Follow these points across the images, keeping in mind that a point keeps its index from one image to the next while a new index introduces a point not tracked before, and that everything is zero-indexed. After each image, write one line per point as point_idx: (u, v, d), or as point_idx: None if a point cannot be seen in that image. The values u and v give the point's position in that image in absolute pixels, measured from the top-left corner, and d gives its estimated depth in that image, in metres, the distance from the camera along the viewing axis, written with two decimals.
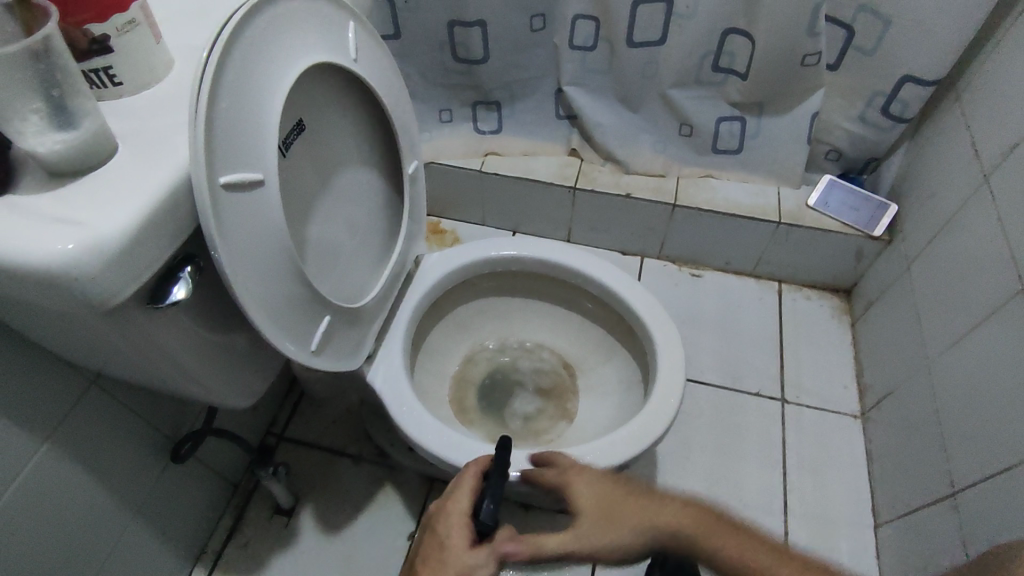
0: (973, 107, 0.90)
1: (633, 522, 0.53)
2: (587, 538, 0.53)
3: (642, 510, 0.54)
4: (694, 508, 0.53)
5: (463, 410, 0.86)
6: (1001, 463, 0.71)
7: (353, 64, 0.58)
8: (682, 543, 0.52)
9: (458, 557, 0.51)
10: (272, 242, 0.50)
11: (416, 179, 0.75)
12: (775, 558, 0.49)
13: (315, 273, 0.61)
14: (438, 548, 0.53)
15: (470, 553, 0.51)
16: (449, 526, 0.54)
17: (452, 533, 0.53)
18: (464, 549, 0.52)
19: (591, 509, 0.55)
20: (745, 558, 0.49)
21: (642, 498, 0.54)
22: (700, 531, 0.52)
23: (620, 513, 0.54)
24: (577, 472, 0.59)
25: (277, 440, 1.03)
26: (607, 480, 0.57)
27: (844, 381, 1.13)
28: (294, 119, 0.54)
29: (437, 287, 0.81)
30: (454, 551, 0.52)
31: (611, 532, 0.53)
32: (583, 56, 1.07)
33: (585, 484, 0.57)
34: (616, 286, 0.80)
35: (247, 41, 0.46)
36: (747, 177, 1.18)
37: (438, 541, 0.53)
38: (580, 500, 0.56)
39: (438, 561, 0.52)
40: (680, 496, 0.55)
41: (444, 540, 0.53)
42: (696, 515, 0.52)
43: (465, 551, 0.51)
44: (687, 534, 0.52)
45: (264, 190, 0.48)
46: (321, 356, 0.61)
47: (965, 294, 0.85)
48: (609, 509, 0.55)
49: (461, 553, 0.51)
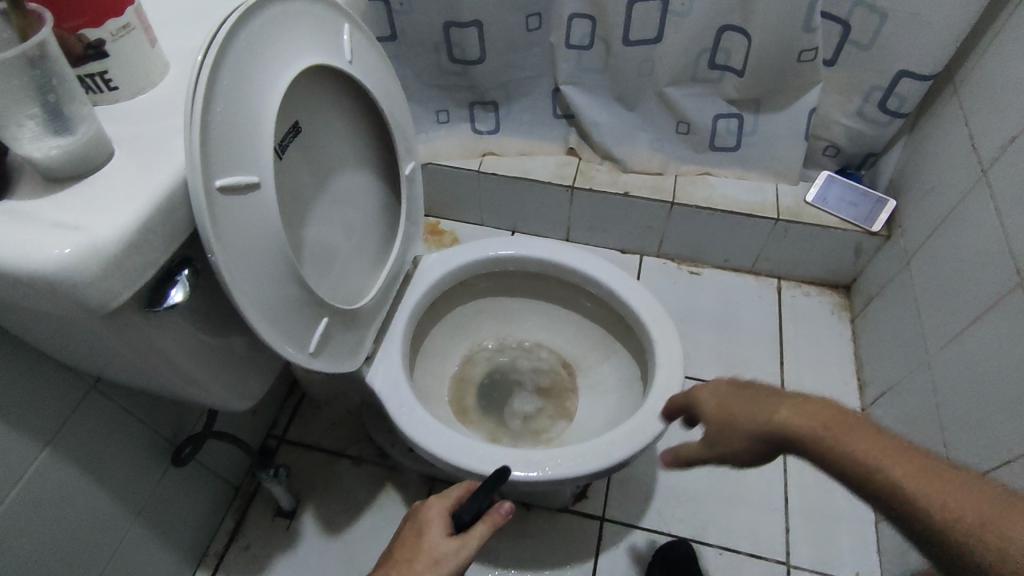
0: (970, 100, 0.90)
1: (748, 429, 0.51)
2: (715, 447, 0.54)
3: (755, 413, 0.51)
4: (814, 406, 0.49)
5: (463, 410, 0.86)
6: (1003, 457, 0.71)
7: (349, 66, 0.59)
8: (803, 446, 0.48)
9: (433, 547, 0.57)
10: (269, 244, 0.50)
11: (413, 180, 0.75)
12: (908, 464, 0.44)
13: (312, 275, 0.61)
14: (415, 539, 0.59)
15: (443, 544, 0.57)
16: (427, 520, 0.60)
17: (429, 525, 0.59)
18: (439, 539, 0.58)
19: (713, 417, 0.54)
20: (870, 463, 0.45)
21: (756, 401, 0.52)
22: (818, 432, 0.47)
23: (734, 418, 0.52)
24: (701, 385, 0.58)
25: (278, 442, 1.04)
26: (727, 385, 0.55)
27: (845, 376, 1.13)
28: (290, 122, 0.54)
29: (435, 287, 0.81)
30: (430, 541, 0.58)
31: (731, 441, 0.52)
32: (579, 55, 1.07)
33: (707, 394, 0.56)
34: (615, 285, 0.80)
35: (241, 44, 0.46)
36: (745, 173, 1.18)
37: (416, 533, 0.59)
38: (706, 409, 0.56)
39: (414, 550, 0.57)
40: (806, 395, 0.50)
41: (423, 532, 0.59)
42: (814, 415, 0.48)
43: (440, 541, 0.57)
44: (806, 436, 0.48)
45: (261, 192, 0.48)
46: (319, 358, 0.62)
47: (965, 288, 0.85)
48: (727, 415, 0.53)
49: (436, 543, 0.57)
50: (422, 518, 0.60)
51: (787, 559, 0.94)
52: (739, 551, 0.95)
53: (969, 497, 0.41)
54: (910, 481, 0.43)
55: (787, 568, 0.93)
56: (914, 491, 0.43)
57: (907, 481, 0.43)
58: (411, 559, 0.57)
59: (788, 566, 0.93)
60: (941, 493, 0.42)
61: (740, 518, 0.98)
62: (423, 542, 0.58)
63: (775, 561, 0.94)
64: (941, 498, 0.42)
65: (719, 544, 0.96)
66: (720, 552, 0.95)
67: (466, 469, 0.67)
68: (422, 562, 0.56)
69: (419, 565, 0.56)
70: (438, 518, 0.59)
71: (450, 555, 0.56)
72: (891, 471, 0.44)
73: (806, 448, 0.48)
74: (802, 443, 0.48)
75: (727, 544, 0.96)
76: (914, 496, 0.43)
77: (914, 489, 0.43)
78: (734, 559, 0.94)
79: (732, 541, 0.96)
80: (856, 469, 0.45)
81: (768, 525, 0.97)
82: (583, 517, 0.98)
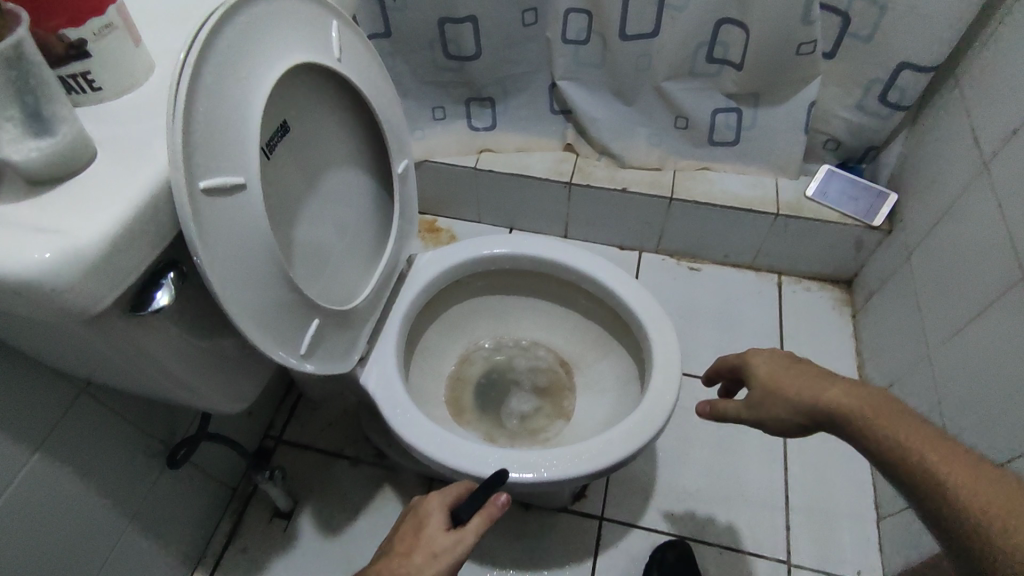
0: (972, 92, 0.89)
1: (795, 396, 0.54)
2: (755, 408, 0.57)
3: (808, 386, 0.54)
4: (866, 389, 0.51)
5: (459, 410, 0.85)
6: (1004, 455, 0.70)
7: (338, 64, 0.58)
8: (844, 419, 0.51)
9: (431, 542, 0.56)
10: (257, 246, 0.49)
11: (406, 178, 0.74)
12: (942, 449, 0.45)
13: (302, 276, 0.60)
14: (414, 533, 0.58)
15: (441, 539, 0.56)
16: (427, 514, 0.59)
17: (428, 519, 0.58)
18: (437, 533, 0.57)
19: (763, 382, 0.57)
20: (906, 440, 0.47)
21: (809, 375, 0.55)
22: (865, 408, 0.50)
23: (784, 386, 0.55)
24: (756, 352, 0.60)
25: (275, 443, 1.03)
26: (785, 358, 0.58)
27: (846, 372, 1.13)
28: (277, 122, 0.53)
29: (430, 287, 0.80)
30: (428, 536, 0.57)
31: (774, 404, 0.56)
32: (576, 50, 1.05)
33: (761, 360, 0.59)
34: (612, 282, 0.80)
35: (225, 43, 0.45)
36: (744, 168, 1.17)
37: (415, 527, 0.58)
38: (756, 374, 0.58)
39: (412, 545, 0.57)
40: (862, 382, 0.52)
41: (422, 527, 0.58)
42: (864, 394, 0.51)
43: (438, 536, 0.57)
44: (850, 412, 0.50)
45: (247, 194, 0.47)
46: (310, 360, 0.61)
47: (967, 283, 0.84)
48: (778, 381, 0.56)
49: (434, 537, 0.56)
50: (421, 512, 0.59)
51: (787, 558, 0.93)
52: (739, 550, 0.94)
53: (996, 485, 0.42)
54: (939, 461, 0.44)
55: (787, 567, 0.93)
56: (939, 469, 0.44)
57: (936, 461, 0.44)
58: (408, 553, 0.56)
59: (788, 564, 0.93)
60: (967, 475, 0.43)
61: (740, 517, 0.97)
62: (421, 536, 0.57)
63: (775, 560, 0.93)
64: (966, 479, 0.43)
65: (719, 543, 0.95)
66: (720, 551, 0.94)
67: (461, 470, 0.67)
68: (420, 557, 0.55)
69: (417, 559, 0.55)
70: (437, 512, 0.58)
71: (448, 550, 0.56)
72: (923, 450, 0.45)
73: (846, 420, 0.51)
74: (843, 416, 0.51)
75: (726, 543, 0.95)
76: (939, 474, 0.44)
77: (940, 469, 0.44)
78: (734, 558, 0.94)
79: (731, 540, 0.95)
80: (890, 445, 0.47)
81: (768, 523, 0.97)
82: (581, 516, 0.97)
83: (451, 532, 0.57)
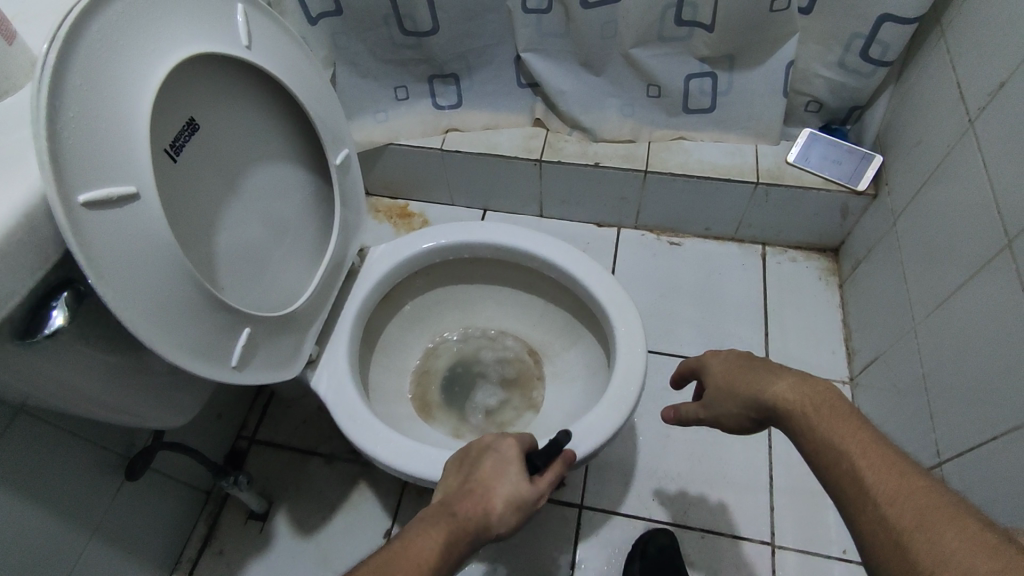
0: (957, 43, 0.83)
1: (743, 395, 0.59)
2: (710, 408, 0.63)
3: (756, 383, 0.58)
4: (813, 389, 0.54)
5: (425, 407, 0.82)
6: (988, 432, 0.67)
7: (247, 52, 0.53)
8: (789, 419, 0.55)
9: (512, 491, 0.54)
10: (162, 257, 0.45)
11: (348, 170, 0.70)
12: (875, 457, 0.47)
13: (229, 281, 0.56)
14: (489, 478, 0.55)
15: (523, 488, 0.54)
16: (504, 460, 0.56)
17: (505, 466, 0.55)
18: (517, 483, 0.54)
19: (716, 381, 0.63)
20: (842, 443, 0.49)
21: (760, 374, 0.59)
22: (807, 411, 0.53)
23: (734, 385, 0.60)
24: (712, 354, 0.66)
25: (248, 443, 1.01)
26: (739, 357, 0.63)
27: (832, 345, 1.09)
28: (182, 119, 0.49)
29: (384, 282, 0.77)
30: (508, 484, 0.54)
31: (726, 402, 0.61)
32: (538, 20, 0.99)
33: (717, 361, 0.64)
34: (572, 268, 0.76)
35: (94, 36, 0.41)
36: (722, 136, 1.11)
37: (489, 472, 0.55)
38: (711, 374, 0.64)
39: (490, 489, 0.54)
40: (806, 376, 0.56)
41: (499, 472, 0.55)
42: (808, 395, 0.54)
43: (518, 485, 0.54)
44: (793, 407, 0.54)
45: (141, 204, 0.44)
46: (245, 371, 0.58)
47: (951, 250, 0.79)
48: (727, 381, 0.61)
49: (515, 487, 0.54)
50: (498, 455, 0.56)
51: (772, 539, 0.91)
52: (721, 533, 0.92)
53: (919, 498, 0.43)
54: (869, 468, 0.46)
55: (771, 549, 0.90)
56: (867, 477, 0.46)
57: (866, 467, 0.47)
58: (486, 499, 0.53)
59: (772, 546, 0.91)
60: (894, 485, 0.45)
61: (722, 498, 0.95)
62: (499, 483, 0.54)
63: (757, 541, 0.91)
64: (892, 491, 0.44)
65: (701, 527, 0.93)
66: (702, 535, 0.92)
67: (416, 475, 0.64)
68: (501, 505, 0.53)
69: (498, 506, 0.53)
70: (516, 461, 0.56)
71: (527, 501, 0.54)
72: (856, 456, 0.48)
73: (791, 420, 0.54)
74: (788, 415, 0.55)
75: (709, 527, 0.93)
76: (868, 483, 0.46)
77: (870, 478, 0.46)
78: (717, 541, 0.92)
79: (714, 524, 0.93)
80: (826, 447, 0.50)
81: (752, 503, 0.94)
82: (560, 505, 0.95)
83: (530, 483, 0.55)
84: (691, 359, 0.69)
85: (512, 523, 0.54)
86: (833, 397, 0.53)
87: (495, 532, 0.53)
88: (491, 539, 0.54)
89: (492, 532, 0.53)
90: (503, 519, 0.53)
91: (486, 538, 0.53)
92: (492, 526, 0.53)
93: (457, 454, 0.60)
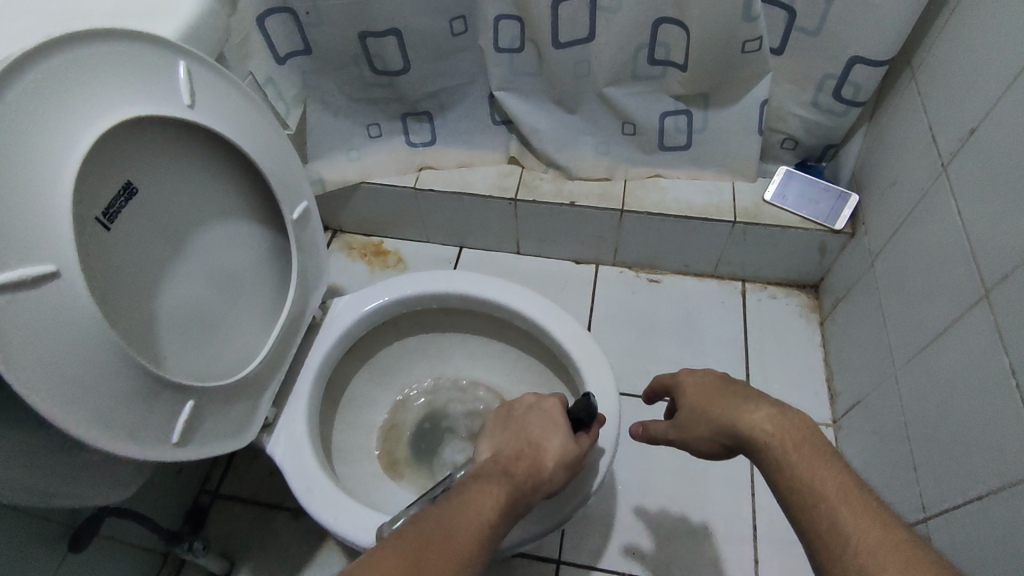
0: (928, 86, 0.82)
1: (716, 420, 0.56)
2: (680, 429, 0.60)
3: (732, 409, 0.55)
4: (792, 424, 0.52)
5: (393, 465, 0.78)
6: (973, 492, 0.64)
7: (189, 111, 0.50)
8: (760, 450, 0.52)
9: (560, 451, 0.57)
10: (85, 338, 0.42)
11: (306, 223, 0.66)
12: (856, 505, 0.45)
13: (172, 352, 0.53)
14: (537, 438, 0.58)
15: (570, 446, 0.58)
16: (549, 420, 0.60)
17: (550, 428, 0.59)
18: (565, 442, 0.58)
19: (690, 402, 0.60)
20: (819, 485, 0.47)
21: (737, 400, 0.56)
22: (783, 447, 0.50)
23: (709, 409, 0.58)
24: (689, 373, 0.63)
25: (210, 498, 0.97)
26: (717, 380, 0.60)
27: (814, 386, 1.07)
28: (117, 184, 0.47)
29: (347, 336, 0.73)
30: (555, 443, 0.58)
31: (698, 424, 0.58)
32: (511, 58, 0.98)
33: (693, 381, 0.62)
34: (544, 321, 0.73)
35: (11, 104, 0.39)
36: (699, 173, 1.10)
37: (536, 431, 0.59)
38: (686, 394, 0.61)
39: (540, 449, 0.57)
40: (785, 408, 0.53)
41: (545, 432, 0.59)
42: (787, 428, 0.51)
43: (565, 443, 0.58)
44: (767, 439, 0.52)
45: (63, 282, 0.40)
46: (189, 445, 0.54)
47: (928, 296, 0.78)
48: (702, 404, 0.59)
49: (563, 446, 0.57)
50: (543, 416, 0.60)
51: None
52: None
53: (900, 554, 0.41)
54: (850, 517, 0.44)
55: None
56: (847, 526, 0.43)
57: (847, 515, 0.44)
58: (537, 458, 0.57)
59: None
60: (874, 537, 0.42)
61: (705, 550, 0.92)
62: (548, 443, 0.58)
63: None
64: (874, 543, 0.42)
65: None
66: None
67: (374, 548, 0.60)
68: (552, 464, 0.56)
69: (548, 465, 0.56)
70: (560, 421, 0.59)
71: (574, 458, 0.58)
72: (834, 501, 0.45)
73: (766, 454, 0.51)
74: (761, 447, 0.52)
75: None
76: (848, 532, 0.43)
77: (850, 525, 0.43)
78: None
79: None
80: (802, 488, 0.47)
81: (736, 556, 0.91)
82: (536, 561, 0.91)
83: (575, 443, 0.58)
84: (669, 376, 0.66)
85: (559, 480, 0.57)
86: (812, 434, 0.51)
87: (546, 488, 0.56)
88: (542, 496, 0.57)
89: (544, 488, 0.56)
90: (554, 475, 0.56)
91: (539, 495, 0.56)
92: (545, 483, 0.56)
93: (494, 419, 0.64)
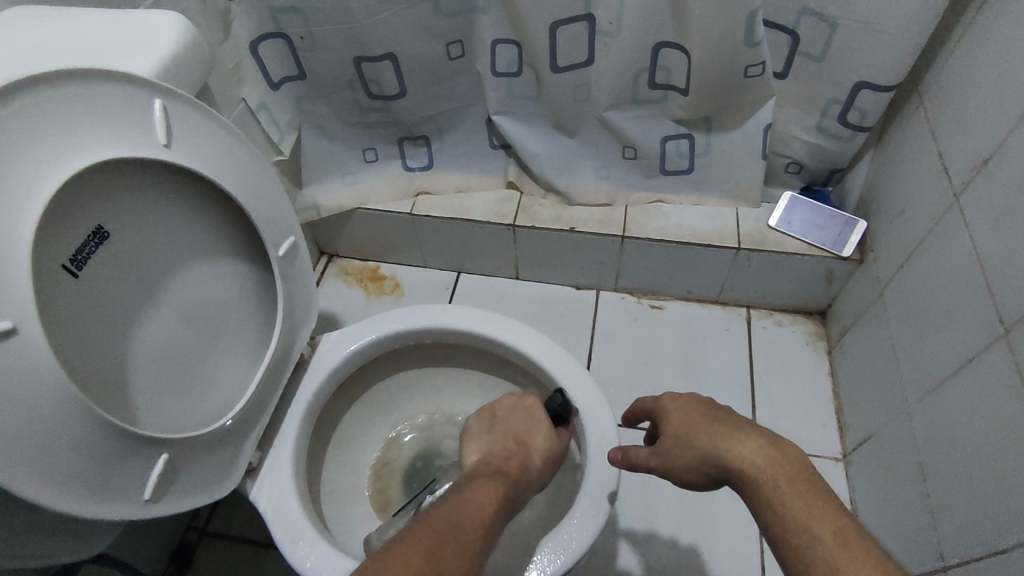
0: (937, 112, 0.80)
1: (701, 451, 0.51)
2: (661, 457, 0.55)
3: (718, 439, 0.50)
4: (785, 458, 0.48)
5: (385, 505, 0.75)
6: (994, 544, 0.61)
7: (163, 151, 0.48)
8: (751, 487, 0.48)
9: (546, 446, 0.58)
10: (46, 397, 0.39)
11: (292, 259, 0.64)
12: (854, 549, 0.42)
13: (146, 403, 0.50)
14: (523, 437, 0.59)
15: (554, 441, 0.59)
16: (532, 418, 0.60)
17: (534, 426, 0.60)
18: (549, 437, 0.59)
19: (672, 429, 0.54)
20: (815, 528, 0.43)
21: (724, 428, 0.51)
22: (777, 486, 0.46)
23: (693, 437, 0.52)
24: (670, 395, 0.58)
25: (199, 535, 0.94)
26: (700, 404, 0.55)
27: (823, 419, 1.03)
28: (86, 229, 0.44)
29: (335, 375, 0.71)
30: (540, 439, 0.59)
31: (681, 454, 0.53)
32: (508, 83, 0.97)
33: (675, 406, 0.56)
34: (541, 358, 0.70)
35: None
36: (701, 198, 1.07)
37: (520, 430, 0.60)
38: (667, 420, 0.56)
39: (528, 447, 0.58)
40: (776, 440, 0.49)
41: (528, 430, 0.60)
42: (779, 463, 0.47)
43: (549, 438, 0.59)
44: (759, 476, 0.47)
45: (21, 339, 0.38)
46: (163, 500, 0.51)
47: (941, 330, 0.75)
48: (685, 432, 0.53)
49: (548, 441, 0.59)
50: (523, 415, 0.61)
51: None
52: None
53: None
54: (849, 564, 0.41)
55: None
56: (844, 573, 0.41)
57: (846, 562, 0.41)
58: (526, 455, 0.57)
59: None
60: None
61: None
62: (534, 440, 0.59)
63: None
64: None
65: None
66: None
67: None
68: (540, 459, 0.57)
69: (537, 461, 0.57)
70: (542, 417, 0.60)
71: (558, 451, 0.59)
72: (831, 545, 0.42)
73: (757, 491, 0.47)
74: (753, 484, 0.47)
75: None
76: None
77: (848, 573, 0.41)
78: None
79: None
80: (795, 530, 0.44)
81: None
82: None
83: (558, 437, 0.60)
84: (648, 399, 0.60)
85: (545, 476, 0.58)
86: (805, 469, 0.47)
87: (535, 484, 0.57)
88: (531, 492, 0.57)
89: (534, 483, 0.57)
90: (542, 469, 0.57)
91: (530, 490, 0.57)
92: (535, 479, 0.57)
93: (476, 422, 0.64)
